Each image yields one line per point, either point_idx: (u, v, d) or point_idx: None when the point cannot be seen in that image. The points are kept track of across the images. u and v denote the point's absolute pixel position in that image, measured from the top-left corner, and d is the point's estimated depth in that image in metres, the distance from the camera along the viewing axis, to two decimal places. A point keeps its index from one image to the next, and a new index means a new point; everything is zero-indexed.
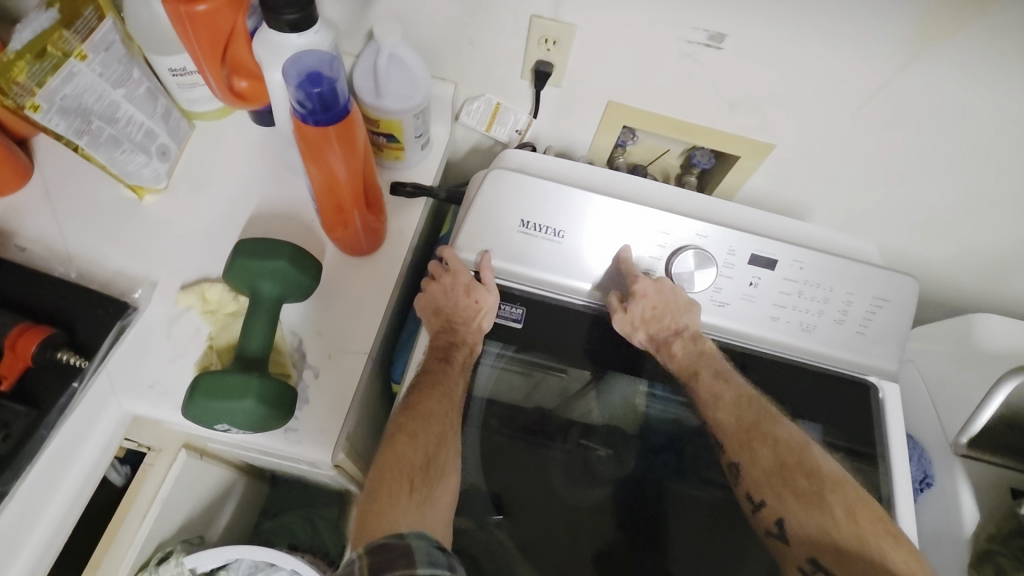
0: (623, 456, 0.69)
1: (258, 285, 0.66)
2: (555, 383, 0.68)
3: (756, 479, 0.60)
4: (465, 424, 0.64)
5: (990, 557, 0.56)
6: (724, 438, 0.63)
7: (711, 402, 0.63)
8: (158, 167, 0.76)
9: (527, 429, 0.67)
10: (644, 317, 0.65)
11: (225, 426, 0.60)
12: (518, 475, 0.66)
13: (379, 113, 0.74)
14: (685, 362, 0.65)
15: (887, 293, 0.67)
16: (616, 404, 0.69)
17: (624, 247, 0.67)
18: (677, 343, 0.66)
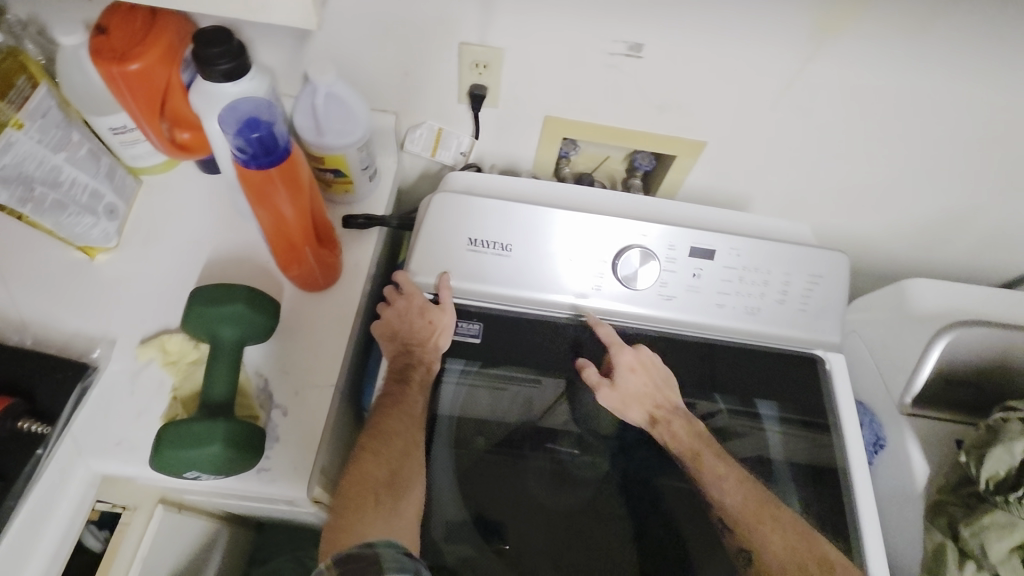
0: (596, 455, 0.71)
1: (217, 330, 0.67)
2: (523, 394, 0.69)
3: (769, 564, 0.59)
4: (432, 442, 0.65)
5: (943, 507, 0.59)
6: (732, 522, 0.62)
7: (716, 484, 0.63)
8: (107, 226, 0.77)
9: (499, 442, 0.69)
10: (635, 395, 0.67)
11: (193, 474, 0.60)
12: (496, 489, 0.68)
13: (322, 150, 0.76)
14: (683, 439, 0.65)
15: (821, 270, 0.71)
16: (589, 411, 0.71)
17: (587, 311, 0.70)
18: (675, 421, 0.66)
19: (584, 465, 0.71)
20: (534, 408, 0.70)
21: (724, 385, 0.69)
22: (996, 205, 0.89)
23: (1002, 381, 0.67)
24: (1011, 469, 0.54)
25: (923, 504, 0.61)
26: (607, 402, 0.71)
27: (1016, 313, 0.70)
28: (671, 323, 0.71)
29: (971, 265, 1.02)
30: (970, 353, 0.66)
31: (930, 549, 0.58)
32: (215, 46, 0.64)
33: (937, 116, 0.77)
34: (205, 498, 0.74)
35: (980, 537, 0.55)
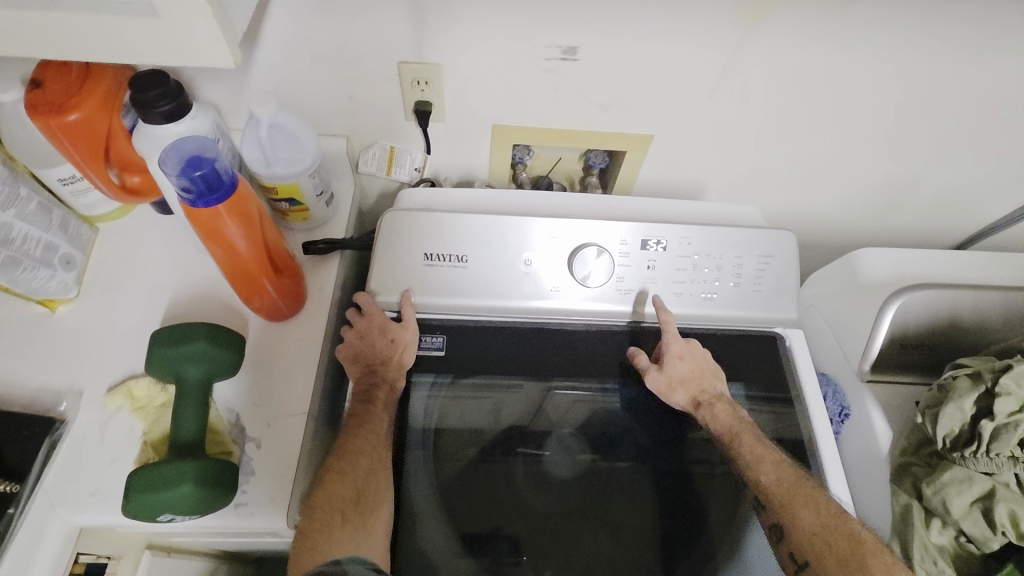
0: (574, 450, 0.72)
1: (182, 370, 0.67)
2: (501, 402, 0.70)
3: (801, 540, 0.59)
4: (403, 452, 0.65)
5: (907, 468, 0.61)
6: (767, 500, 0.61)
7: (753, 463, 0.63)
8: (65, 277, 0.76)
9: (481, 454, 0.69)
10: (680, 377, 0.68)
11: (168, 517, 0.60)
12: (482, 497, 0.67)
13: (273, 180, 0.76)
14: (725, 422, 0.65)
15: (772, 250, 0.72)
16: (564, 410, 0.71)
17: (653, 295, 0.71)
18: (719, 405, 0.66)
19: (560, 464, 0.71)
20: (503, 414, 0.70)
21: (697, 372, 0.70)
22: (940, 169, 0.92)
23: (956, 340, 0.69)
24: (963, 426, 0.56)
25: (888, 467, 0.63)
26: (584, 402, 0.71)
27: (962, 272, 0.72)
28: (630, 317, 0.73)
29: (927, 228, 1.04)
30: (920, 316, 0.68)
31: (898, 510, 0.59)
32: (152, 89, 0.65)
33: (869, 89, 0.79)
34: (189, 539, 0.74)
35: (941, 494, 0.56)
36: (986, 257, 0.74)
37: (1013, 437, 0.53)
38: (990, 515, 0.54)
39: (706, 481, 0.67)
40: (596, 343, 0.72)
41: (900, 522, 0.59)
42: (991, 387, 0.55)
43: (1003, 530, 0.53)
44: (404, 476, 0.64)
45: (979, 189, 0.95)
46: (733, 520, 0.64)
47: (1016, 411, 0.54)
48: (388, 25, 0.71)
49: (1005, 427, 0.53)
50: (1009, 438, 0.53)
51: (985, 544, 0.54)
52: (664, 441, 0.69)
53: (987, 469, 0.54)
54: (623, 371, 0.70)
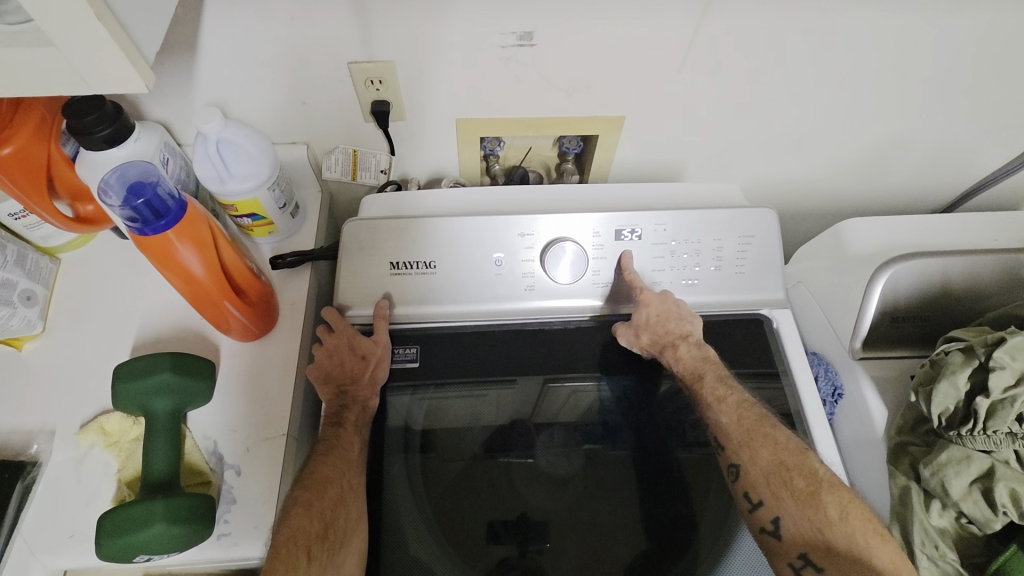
0: (571, 451, 0.67)
1: (149, 404, 0.65)
2: (489, 402, 0.67)
3: (755, 479, 0.58)
4: (383, 456, 0.64)
5: (904, 448, 0.58)
6: (725, 440, 0.61)
7: (714, 403, 0.62)
8: (27, 314, 0.73)
9: (485, 448, 0.66)
10: (645, 323, 0.67)
11: (145, 556, 0.58)
12: (473, 500, 0.64)
13: (229, 198, 0.73)
14: (690, 363, 0.64)
15: (751, 229, 0.69)
16: (564, 402, 0.68)
17: (625, 253, 0.68)
18: (682, 346, 0.65)
19: (555, 464, 0.67)
20: (484, 415, 0.67)
21: None
22: (927, 126, 0.88)
23: (951, 309, 0.66)
24: (959, 404, 0.53)
25: (885, 447, 0.60)
26: (578, 393, 0.68)
27: (954, 236, 0.69)
28: (611, 310, 0.71)
29: (920, 188, 1.00)
30: (911, 287, 0.65)
31: (896, 493, 0.57)
32: (88, 114, 0.62)
33: (845, 49, 0.75)
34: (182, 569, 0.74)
35: (939, 475, 0.53)
36: (976, 218, 0.71)
37: (1009, 414, 0.50)
38: (990, 494, 0.51)
39: (703, 469, 0.65)
40: (576, 342, 0.69)
41: (898, 507, 0.56)
42: (985, 361, 0.53)
43: (1004, 509, 0.51)
44: (385, 483, 0.62)
45: (970, 143, 0.91)
46: (726, 515, 0.62)
47: (1012, 385, 0.51)
48: (330, 25, 0.67)
49: (1001, 404, 0.51)
50: (1006, 414, 0.50)
51: (987, 526, 0.52)
52: (649, 432, 0.67)
53: (985, 447, 0.52)
54: (605, 362, 0.68)
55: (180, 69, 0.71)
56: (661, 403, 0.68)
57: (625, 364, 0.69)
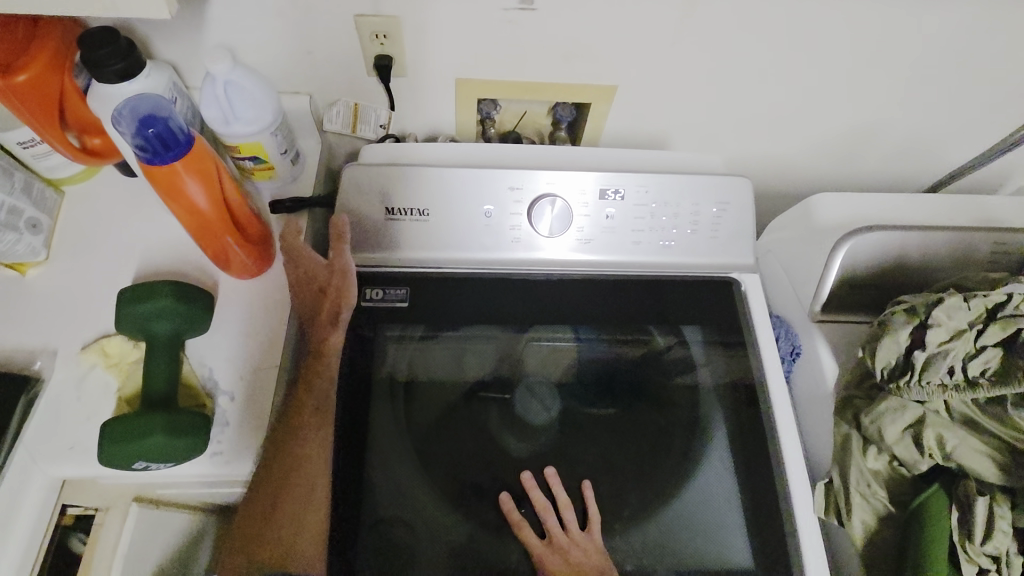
0: (546, 400, 0.70)
1: (152, 327, 0.68)
2: (475, 353, 0.70)
3: None
4: (369, 401, 0.65)
5: (850, 402, 0.63)
6: None
7: (562, 555, 0.61)
8: (32, 241, 0.76)
9: (464, 396, 0.69)
10: (563, 545, 0.61)
11: (144, 464, 0.63)
12: (457, 450, 0.66)
13: (232, 139, 0.76)
14: (571, 536, 0.62)
15: (728, 196, 0.73)
16: (540, 360, 0.71)
17: (547, 468, 0.66)
18: (571, 548, 0.61)
19: (536, 412, 0.69)
20: (470, 365, 0.69)
21: (658, 314, 0.71)
22: (904, 114, 0.92)
23: (902, 279, 0.71)
24: (900, 356, 0.57)
25: (834, 401, 0.65)
26: (559, 351, 0.71)
27: (915, 214, 0.74)
28: (593, 262, 0.74)
29: (895, 176, 1.04)
30: (869, 257, 0.70)
31: (839, 440, 0.61)
32: (100, 46, 0.64)
33: (829, 32, 0.79)
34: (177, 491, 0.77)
35: (877, 423, 0.57)
36: (939, 200, 0.75)
37: (942, 366, 0.54)
38: (920, 439, 0.55)
39: (675, 422, 0.68)
40: (556, 295, 0.71)
41: (840, 451, 0.61)
42: (925, 320, 0.56)
43: (931, 452, 0.55)
44: (369, 424, 0.64)
45: (945, 133, 0.96)
46: (688, 452, 0.66)
47: (946, 341, 0.54)
48: None
49: (936, 357, 0.54)
50: (939, 367, 0.54)
51: (915, 468, 0.56)
52: (619, 389, 0.71)
53: (920, 398, 0.55)
54: (589, 314, 0.71)
55: (189, 8, 0.73)
56: (640, 365, 0.71)
57: (606, 318, 0.71)
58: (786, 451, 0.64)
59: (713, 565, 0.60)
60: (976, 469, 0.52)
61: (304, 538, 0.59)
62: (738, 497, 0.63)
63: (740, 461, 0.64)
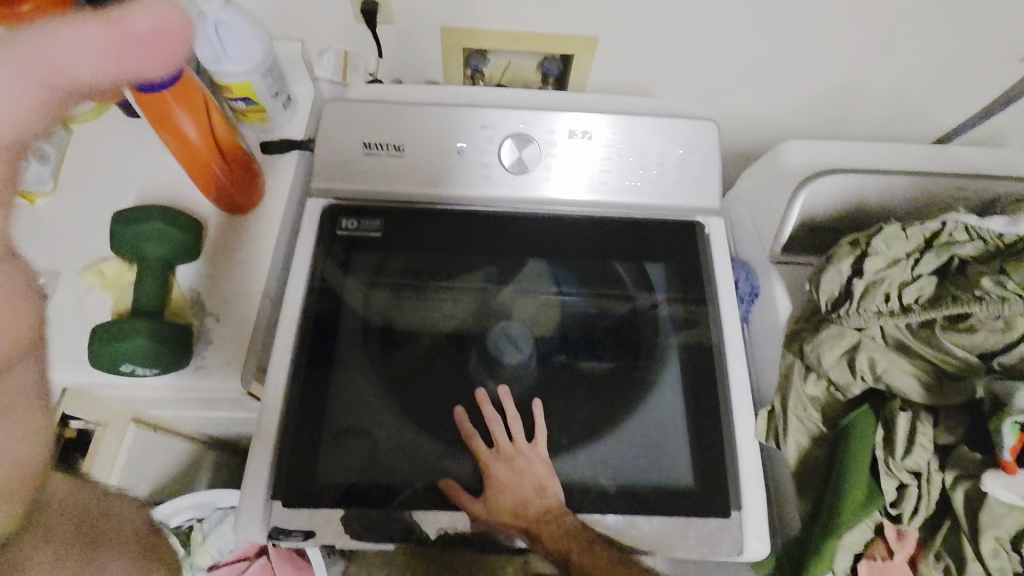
0: (521, 344, 0.73)
1: (141, 247, 0.73)
2: (457, 305, 0.75)
3: (552, 534, 0.60)
4: (334, 336, 0.68)
5: (798, 335, 0.64)
6: (518, 510, 0.62)
7: (509, 468, 0.64)
8: (41, 171, 0.82)
9: (444, 339, 0.73)
10: (509, 458, 0.65)
11: (130, 368, 0.68)
12: (430, 389, 0.69)
13: (225, 78, 0.80)
14: (516, 452, 0.65)
15: (693, 139, 0.76)
16: (529, 313, 0.76)
17: (500, 387, 0.69)
18: (516, 459, 0.65)
19: (510, 354, 0.72)
20: (452, 316, 0.75)
21: (620, 254, 0.74)
22: (888, 71, 0.92)
23: (861, 223, 0.73)
24: (841, 287, 0.58)
25: (783, 337, 0.67)
26: (545, 308, 0.76)
27: (880, 161, 0.75)
28: (573, 210, 0.76)
29: (887, 137, 1.04)
30: (827, 201, 0.72)
31: (783, 369, 0.63)
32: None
33: None
34: (174, 412, 0.86)
35: (817, 349, 0.58)
36: (907, 149, 0.76)
37: (877, 293, 0.56)
38: (854, 363, 0.56)
39: (639, 362, 0.71)
40: (528, 231, 0.75)
41: (783, 379, 0.63)
42: (865, 250, 0.58)
43: (863, 376, 0.56)
44: (340, 357, 0.68)
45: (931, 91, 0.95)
46: (642, 380, 0.69)
47: (884, 268, 0.57)
48: None
49: (873, 284, 0.56)
50: (876, 293, 0.56)
51: (847, 391, 0.57)
52: (593, 345, 0.74)
53: (857, 323, 0.56)
54: (557, 252, 0.74)
55: None
56: (630, 325, 0.74)
57: (571, 255, 0.74)
58: (734, 385, 0.67)
59: (660, 484, 0.63)
60: (903, 390, 0.54)
61: (274, 444, 0.63)
62: (685, 423, 0.65)
63: (689, 390, 0.66)
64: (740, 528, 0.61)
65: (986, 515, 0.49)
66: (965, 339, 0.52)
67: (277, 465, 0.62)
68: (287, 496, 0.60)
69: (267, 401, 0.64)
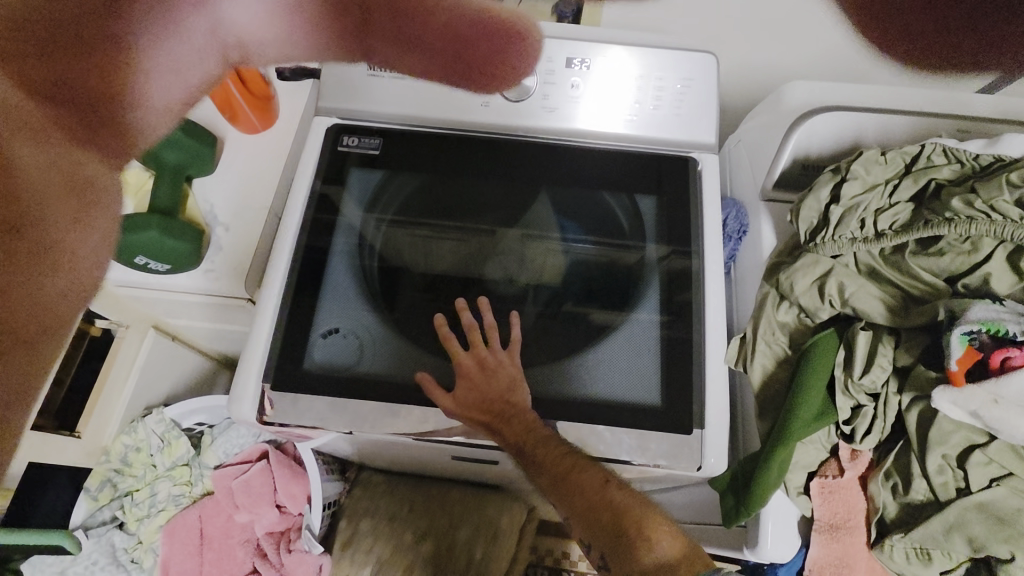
0: (515, 275, 0.75)
1: (160, 154, 0.78)
2: (454, 244, 0.77)
3: (515, 430, 0.63)
4: (330, 252, 0.71)
5: (778, 268, 0.66)
6: (484, 407, 0.65)
7: (481, 367, 0.67)
8: None
9: (437, 272, 0.75)
10: (482, 360, 0.67)
11: (144, 261, 0.74)
12: (417, 309, 0.72)
13: None
14: (488, 355, 0.68)
15: (692, 73, 0.77)
16: (532, 257, 0.77)
17: (482, 297, 0.73)
18: (489, 359, 0.68)
19: (502, 285, 0.75)
20: (448, 250, 0.77)
21: (610, 184, 0.75)
22: None
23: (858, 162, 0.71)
24: (821, 214, 0.59)
25: (765, 267, 0.68)
26: (548, 253, 0.77)
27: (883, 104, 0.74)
28: (580, 151, 0.77)
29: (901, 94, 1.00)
30: (822, 138, 0.69)
31: (760, 299, 0.63)
32: None
33: None
34: (188, 325, 0.91)
35: (789, 277, 0.59)
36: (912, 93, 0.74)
37: (852, 218, 0.56)
38: (823, 287, 0.56)
39: (627, 292, 0.72)
40: (526, 157, 0.77)
41: (758, 307, 0.63)
42: (845, 175, 0.58)
43: (831, 300, 0.56)
44: (331, 265, 0.71)
45: None
46: (622, 303, 0.71)
47: (859, 195, 0.57)
48: None
49: (848, 211, 0.56)
50: (849, 219, 0.56)
51: (817, 316, 0.58)
52: (586, 290, 0.74)
53: (832, 251, 0.57)
54: (550, 180, 0.76)
55: None
56: (634, 272, 0.73)
57: (563, 183, 0.76)
58: (708, 309, 0.68)
59: (625, 400, 0.64)
60: (868, 312, 0.55)
61: (266, 335, 0.67)
62: (658, 347, 0.66)
63: (666, 315, 0.68)
64: (700, 445, 0.62)
65: (934, 432, 0.50)
66: (933, 262, 0.53)
67: (271, 351, 0.66)
68: (277, 382, 0.65)
69: (262, 299, 0.68)
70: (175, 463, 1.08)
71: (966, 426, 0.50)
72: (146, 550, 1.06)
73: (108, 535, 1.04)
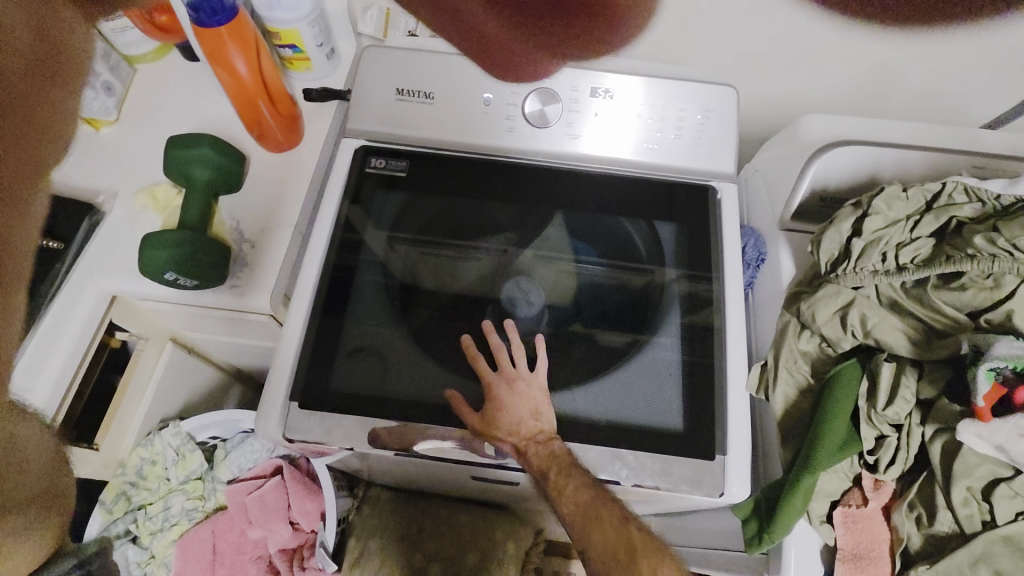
0: (532, 296, 0.77)
1: (191, 172, 0.80)
2: (476, 264, 0.78)
3: (537, 457, 0.64)
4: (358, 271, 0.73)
5: (797, 297, 0.66)
6: (508, 430, 0.65)
7: (507, 388, 0.67)
8: (106, 101, 0.86)
9: (458, 292, 0.76)
10: (510, 380, 0.68)
11: (173, 277, 0.74)
12: (440, 329, 0.73)
13: (275, 24, 0.83)
14: (514, 376, 0.68)
15: (713, 105, 0.78)
16: (549, 281, 0.78)
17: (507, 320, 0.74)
18: (517, 381, 0.68)
19: (523, 307, 0.76)
20: (470, 271, 0.78)
21: (632, 211, 0.77)
22: None
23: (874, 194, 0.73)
24: (840, 247, 0.60)
25: (786, 295, 0.68)
26: (561, 274, 0.78)
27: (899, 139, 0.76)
28: (602, 179, 0.79)
29: None
30: (840, 172, 0.71)
31: (781, 324, 0.64)
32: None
33: None
34: (205, 337, 0.92)
35: (811, 307, 0.60)
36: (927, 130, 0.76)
37: (874, 251, 0.57)
38: (846, 318, 0.58)
39: (647, 317, 0.73)
40: (549, 182, 0.79)
41: (779, 334, 0.64)
42: (866, 210, 0.60)
43: (854, 331, 0.57)
44: (358, 284, 0.72)
45: None
46: (640, 328, 0.72)
47: (881, 229, 0.58)
48: None
49: (869, 244, 0.58)
50: (871, 252, 0.58)
51: (839, 346, 0.59)
52: (604, 315, 0.75)
53: (854, 283, 0.59)
54: (571, 205, 0.78)
55: None
56: (645, 295, 0.75)
57: (585, 207, 0.78)
58: (729, 335, 0.69)
59: (648, 425, 0.65)
60: (891, 345, 0.56)
61: (294, 353, 0.68)
62: (680, 372, 0.67)
63: (687, 340, 0.69)
64: (722, 471, 0.63)
65: (959, 464, 0.52)
66: (955, 296, 0.54)
67: (299, 370, 0.67)
68: (304, 399, 0.65)
69: (291, 317, 0.69)
70: (189, 476, 1.08)
71: (991, 459, 0.51)
72: (159, 565, 1.06)
73: (124, 547, 1.04)
